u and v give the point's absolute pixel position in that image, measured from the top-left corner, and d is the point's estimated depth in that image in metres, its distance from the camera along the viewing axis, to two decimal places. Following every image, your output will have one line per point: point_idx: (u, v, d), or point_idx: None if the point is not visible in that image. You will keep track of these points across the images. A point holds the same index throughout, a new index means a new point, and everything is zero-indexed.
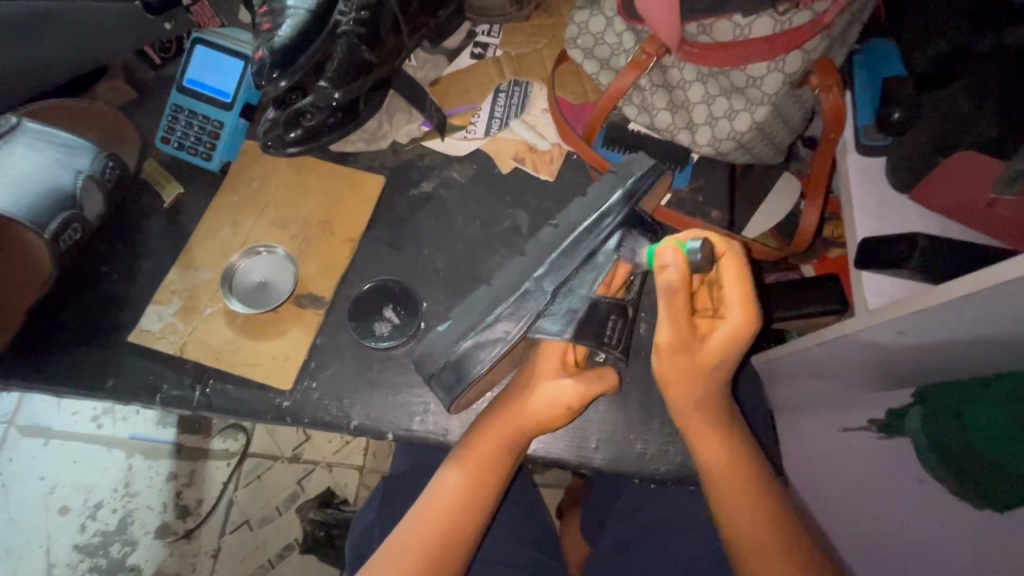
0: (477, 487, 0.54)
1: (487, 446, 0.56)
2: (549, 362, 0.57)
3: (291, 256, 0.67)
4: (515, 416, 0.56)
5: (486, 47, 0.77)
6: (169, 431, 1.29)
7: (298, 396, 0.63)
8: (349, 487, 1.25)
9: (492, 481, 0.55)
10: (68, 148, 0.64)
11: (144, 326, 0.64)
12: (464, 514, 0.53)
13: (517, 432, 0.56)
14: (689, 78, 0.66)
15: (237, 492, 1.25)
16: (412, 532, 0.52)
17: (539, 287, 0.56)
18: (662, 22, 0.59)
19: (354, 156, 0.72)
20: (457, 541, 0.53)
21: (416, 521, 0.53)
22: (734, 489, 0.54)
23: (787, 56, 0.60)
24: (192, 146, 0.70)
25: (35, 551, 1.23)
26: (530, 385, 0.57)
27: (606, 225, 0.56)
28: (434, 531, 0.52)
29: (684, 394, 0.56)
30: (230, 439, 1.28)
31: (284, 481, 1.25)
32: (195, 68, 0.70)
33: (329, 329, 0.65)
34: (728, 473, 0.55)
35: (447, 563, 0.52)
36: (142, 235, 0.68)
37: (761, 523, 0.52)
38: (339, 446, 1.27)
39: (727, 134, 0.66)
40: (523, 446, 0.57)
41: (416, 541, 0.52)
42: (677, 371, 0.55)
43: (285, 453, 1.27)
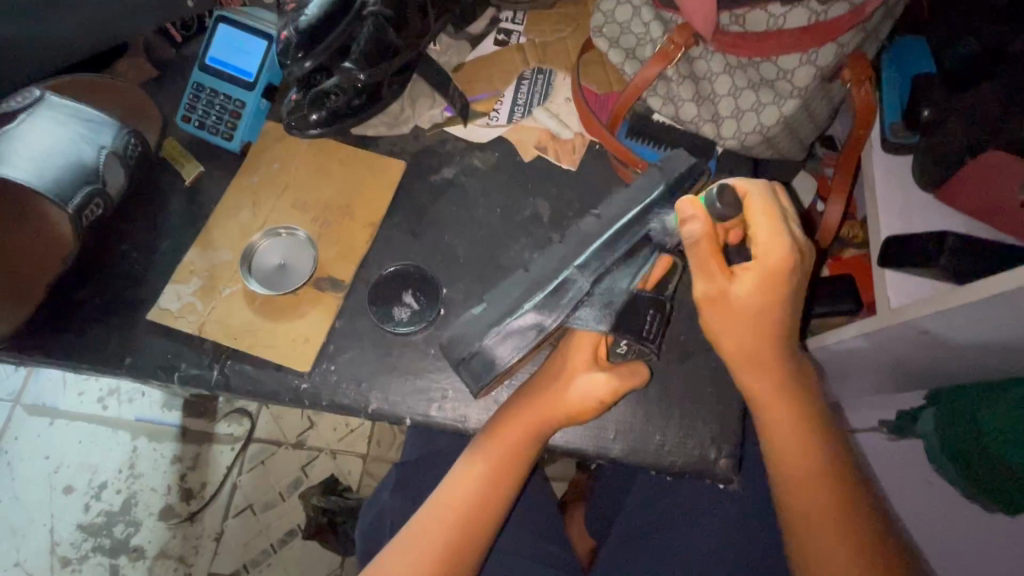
0: (501, 476, 0.54)
1: (512, 436, 0.55)
2: (581, 355, 0.56)
3: (312, 239, 0.67)
4: (544, 407, 0.55)
5: (510, 34, 0.76)
6: (174, 413, 1.29)
7: (317, 379, 0.63)
8: (353, 473, 1.25)
9: (515, 469, 0.55)
10: (93, 124, 0.63)
11: (162, 304, 0.64)
12: (485, 501, 0.54)
13: (545, 422, 0.55)
14: (716, 69, 0.65)
15: (242, 476, 1.25)
16: (434, 515, 0.53)
17: (580, 276, 0.54)
18: (697, 14, 0.58)
19: (376, 140, 0.72)
20: (477, 527, 0.53)
21: (437, 506, 0.53)
22: (811, 477, 0.52)
23: (821, 49, 0.60)
24: (213, 125, 0.69)
25: (39, 529, 1.24)
26: (561, 377, 0.56)
27: (652, 220, 0.55)
28: (456, 516, 0.53)
29: (741, 346, 0.52)
30: (236, 424, 1.28)
31: (289, 466, 1.26)
32: (216, 47, 0.69)
33: (347, 313, 0.65)
34: (796, 454, 0.52)
35: (468, 546, 0.52)
36: (162, 214, 0.68)
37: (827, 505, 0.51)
38: (344, 433, 1.27)
39: (754, 127, 0.66)
40: (550, 435, 0.57)
41: (439, 523, 0.52)
42: (720, 318, 0.52)
43: (290, 439, 1.27)
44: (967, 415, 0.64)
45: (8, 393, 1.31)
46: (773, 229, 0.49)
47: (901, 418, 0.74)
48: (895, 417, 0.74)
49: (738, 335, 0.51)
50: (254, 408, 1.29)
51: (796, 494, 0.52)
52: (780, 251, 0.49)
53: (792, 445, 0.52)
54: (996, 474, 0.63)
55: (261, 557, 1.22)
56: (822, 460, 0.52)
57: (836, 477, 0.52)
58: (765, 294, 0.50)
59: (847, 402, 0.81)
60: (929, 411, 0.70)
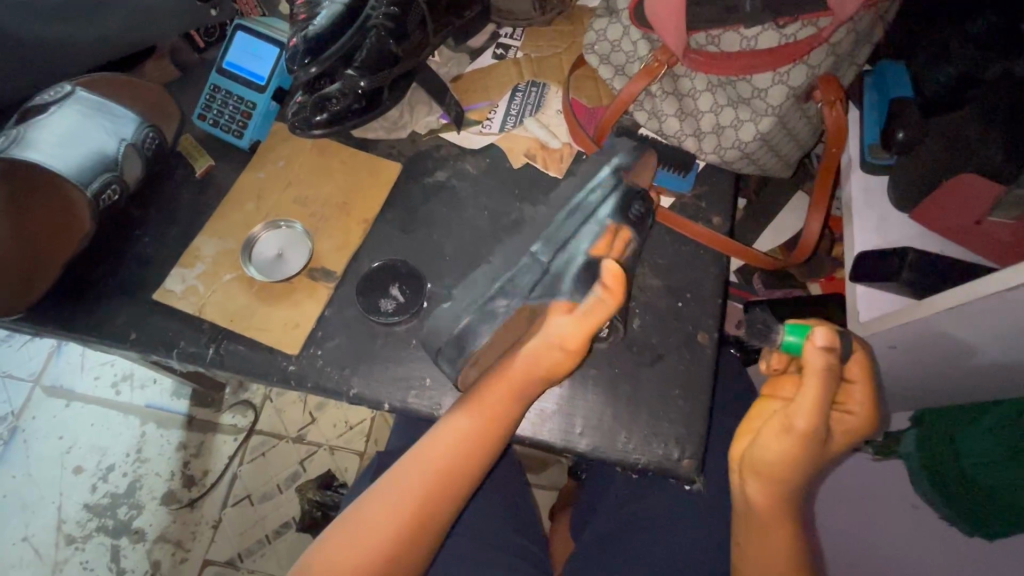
0: (473, 436, 0.58)
1: (489, 400, 0.58)
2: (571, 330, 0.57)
3: (308, 232, 0.71)
4: (521, 375, 0.59)
5: (508, 49, 0.81)
6: (182, 402, 1.35)
7: (304, 362, 0.66)
8: (348, 470, 1.29)
9: (496, 428, 0.58)
10: (116, 117, 0.68)
11: (167, 285, 0.68)
12: (465, 457, 0.57)
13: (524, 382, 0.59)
14: (699, 87, 0.69)
15: (241, 466, 1.31)
16: (414, 467, 0.57)
17: (534, 258, 0.60)
18: (669, 32, 0.61)
19: (375, 143, 0.77)
20: (455, 483, 0.57)
21: (421, 455, 0.57)
22: (768, 529, 0.55)
23: (791, 69, 0.63)
24: (226, 123, 0.74)
25: (48, 506, 1.30)
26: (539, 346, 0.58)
27: (597, 193, 0.63)
28: (435, 465, 0.57)
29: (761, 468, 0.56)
30: (240, 416, 1.34)
31: (288, 460, 1.30)
32: (234, 53, 0.75)
33: (337, 302, 0.68)
34: (774, 524, 0.56)
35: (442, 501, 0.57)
36: (173, 202, 0.73)
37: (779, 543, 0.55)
38: (343, 430, 1.32)
39: (732, 142, 0.69)
40: (530, 398, 0.60)
41: (418, 468, 0.57)
42: (757, 453, 0.56)
43: (291, 433, 1.32)
44: (944, 437, 0.68)
45: (30, 373, 1.39)
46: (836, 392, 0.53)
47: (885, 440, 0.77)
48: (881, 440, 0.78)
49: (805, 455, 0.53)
50: (258, 399, 1.35)
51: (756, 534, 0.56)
52: (808, 413, 0.52)
53: (768, 505, 0.56)
54: (972, 497, 0.66)
55: (255, 547, 1.25)
56: (780, 508, 0.55)
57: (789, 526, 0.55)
58: (782, 436, 0.54)
59: None
60: (909, 433, 0.74)
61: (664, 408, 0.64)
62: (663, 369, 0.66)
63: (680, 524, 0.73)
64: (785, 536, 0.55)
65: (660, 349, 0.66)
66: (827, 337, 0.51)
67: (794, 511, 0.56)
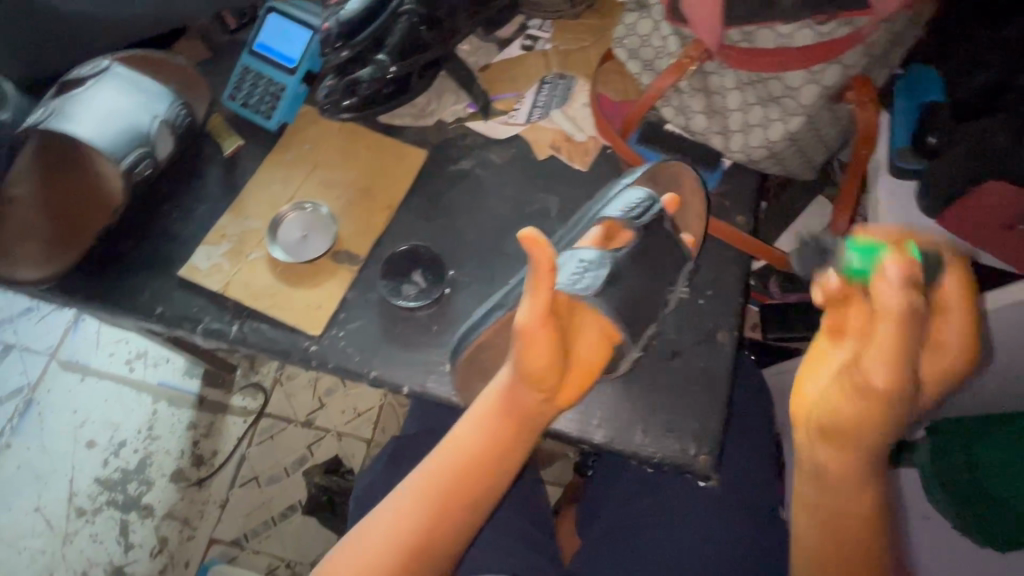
0: (483, 463, 0.52)
1: (490, 429, 0.53)
2: (549, 361, 0.49)
3: (334, 214, 0.72)
4: (519, 395, 0.52)
5: (536, 40, 0.81)
6: (195, 382, 1.37)
7: (326, 343, 0.67)
8: (354, 457, 1.30)
9: (506, 453, 0.53)
10: (149, 94, 0.68)
11: (193, 262, 0.69)
12: (476, 482, 0.52)
13: (530, 411, 0.52)
14: (728, 85, 0.69)
15: (250, 447, 1.32)
16: (411, 498, 0.51)
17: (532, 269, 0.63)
18: (706, 24, 0.61)
19: (401, 129, 0.77)
20: (455, 514, 0.51)
21: (423, 479, 0.52)
22: (832, 519, 0.47)
23: (826, 68, 0.62)
24: (255, 104, 0.75)
25: (61, 478, 1.32)
26: (526, 376, 0.50)
27: (594, 205, 0.66)
28: (443, 491, 0.51)
29: (833, 444, 0.45)
30: (250, 398, 1.36)
31: (295, 444, 1.32)
32: (265, 33, 0.75)
33: (360, 285, 0.69)
34: (847, 512, 0.46)
35: (442, 534, 0.51)
36: (202, 181, 0.74)
37: (849, 539, 0.46)
38: (350, 417, 1.33)
39: (759, 142, 0.69)
40: (541, 421, 0.54)
41: (424, 492, 0.51)
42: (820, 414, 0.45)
43: (299, 417, 1.33)
44: (961, 447, 0.67)
45: (46, 347, 1.42)
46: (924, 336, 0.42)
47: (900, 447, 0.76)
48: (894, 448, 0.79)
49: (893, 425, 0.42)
50: (268, 383, 1.36)
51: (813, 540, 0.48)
52: (892, 367, 0.40)
53: (836, 488, 0.46)
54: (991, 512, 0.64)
55: (261, 528, 1.27)
56: (854, 491, 0.45)
57: (865, 513, 0.45)
58: (861, 404, 0.42)
59: None
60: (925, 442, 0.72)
61: (682, 404, 0.65)
62: (681, 365, 0.66)
63: (690, 520, 0.73)
64: (861, 543, 0.46)
65: (678, 344, 0.67)
66: (903, 270, 0.39)
67: (871, 488, 0.45)
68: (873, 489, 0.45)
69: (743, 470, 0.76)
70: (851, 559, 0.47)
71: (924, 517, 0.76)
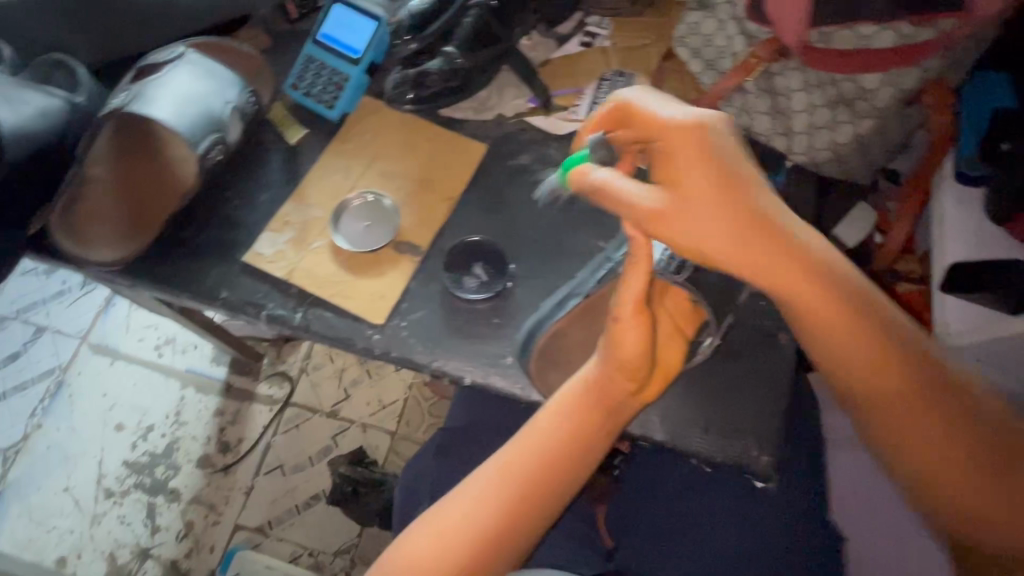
0: (568, 446, 0.58)
1: (576, 414, 0.58)
2: (639, 351, 0.53)
3: (397, 205, 0.72)
4: (609, 385, 0.57)
5: (595, 37, 0.81)
6: (221, 369, 1.39)
7: (388, 332, 0.67)
8: (379, 449, 1.31)
9: (591, 436, 0.58)
10: (221, 81, 0.69)
11: (258, 248, 0.70)
12: (562, 462, 0.58)
13: (615, 398, 0.57)
14: (795, 86, 0.69)
15: (275, 436, 1.33)
16: (500, 473, 0.58)
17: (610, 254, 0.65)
18: (790, 23, 0.59)
19: (461, 122, 0.77)
20: (533, 502, 0.57)
21: (513, 457, 0.58)
22: (879, 395, 0.51)
23: (903, 72, 0.62)
24: (318, 94, 0.75)
25: (89, 460, 1.33)
26: (617, 363, 0.55)
27: None
28: (531, 468, 0.57)
29: (814, 320, 0.50)
30: (276, 387, 1.37)
31: (320, 434, 1.33)
32: (329, 24, 0.75)
33: (422, 276, 0.69)
34: (868, 370, 0.50)
35: (520, 519, 0.57)
36: (263, 168, 0.74)
37: (892, 385, 0.50)
38: (376, 409, 1.34)
39: (825, 144, 0.69)
40: (625, 408, 0.58)
41: (513, 469, 0.58)
42: (789, 308, 0.50)
43: (325, 408, 1.35)
44: None
45: (77, 331, 1.44)
46: (785, 235, 0.48)
47: None
48: None
49: (802, 309, 0.49)
50: (294, 373, 1.38)
51: (878, 415, 0.52)
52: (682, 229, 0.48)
53: (851, 354, 0.50)
54: None
55: (286, 516, 1.28)
56: (863, 343, 0.50)
57: (888, 360, 0.50)
58: (773, 272, 0.48)
59: None
60: None
61: (743, 405, 0.64)
62: (742, 366, 0.66)
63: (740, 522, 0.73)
64: (912, 387, 0.50)
65: (740, 345, 0.67)
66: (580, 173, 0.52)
67: (868, 326, 0.49)
68: (868, 327, 0.49)
69: (795, 475, 0.75)
70: (919, 409, 0.51)
71: None
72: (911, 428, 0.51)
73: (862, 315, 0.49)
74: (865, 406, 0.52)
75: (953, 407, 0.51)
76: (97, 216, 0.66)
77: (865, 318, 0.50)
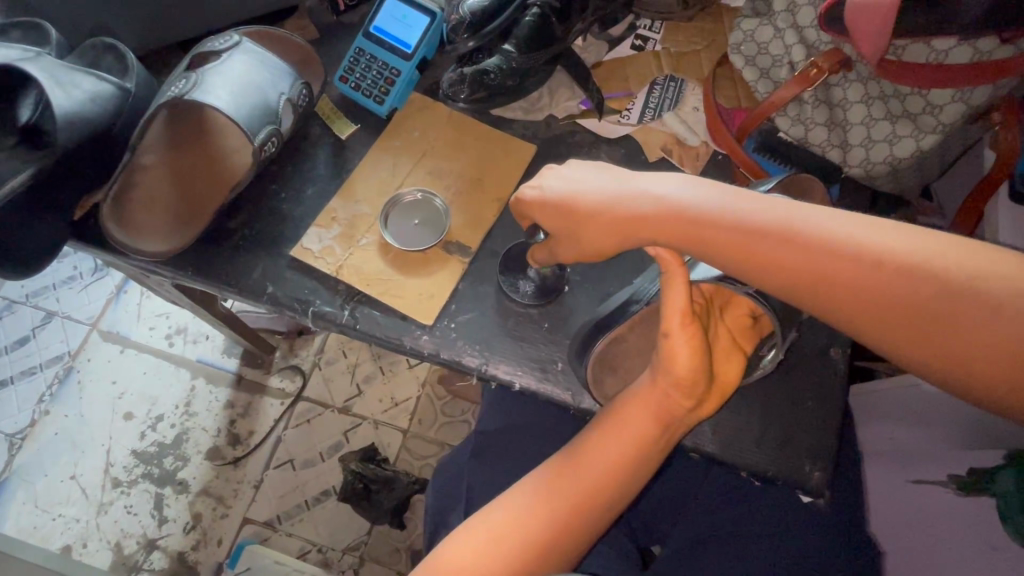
0: (620, 460, 0.57)
1: (628, 431, 0.56)
2: (692, 362, 0.53)
3: (447, 205, 0.71)
4: (665, 404, 0.56)
5: (646, 40, 0.80)
6: (233, 361, 1.37)
7: (437, 334, 0.66)
8: (391, 446, 1.30)
9: (642, 453, 0.57)
10: (275, 71, 0.67)
11: (305, 244, 0.68)
12: (612, 476, 0.56)
13: (668, 417, 0.56)
14: (853, 98, 0.68)
15: (287, 430, 1.32)
16: (547, 487, 0.56)
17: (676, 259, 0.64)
18: (869, 36, 0.57)
19: (511, 122, 0.76)
20: (584, 516, 0.55)
21: (561, 471, 0.57)
22: (923, 336, 0.48)
23: (976, 88, 0.61)
24: (368, 88, 0.74)
25: (97, 449, 1.31)
26: (673, 378, 0.54)
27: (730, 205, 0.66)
28: (581, 484, 0.56)
29: (812, 292, 0.50)
30: (288, 380, 1.35)
31: (333, 429, 1.32)
32: (383, 17, 0.74)
33: (471, 277, 0.68)
34: (890, 311, 0.48)
35: (570, 530, 0.55)
36: (311, 161, 0.73)
37: (921, 311, 0.47)
38: (389, 406, 1.33)
39: (883, 157, 0.68)
40: (678, 424, 0.58)
41: (563, 483, 0.56)
42: (780, 288, 0.52)
43: (337, 403, 1.33)
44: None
45: (87, 317, 1.41)
46: (716, 216, 0.52)
47: (974, 476, 0.78)
48: (966, 473, 0.79)
49: (766, 276, 0.51)
50: (308, 367, 1.36)
51: (937, 360, 0.48)
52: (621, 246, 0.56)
53: (862, 304, 0.49)
54: None
55: (296, 511, 1.26)
56: (862, 285, 0.48)
57: (900, 291, 0.47)
58: (738, 262, 0.52)
59: (919, 455, 0.87)
60: (1005, 473, 0.74)
61: (795, 420, 0.64)
62: (796, 379, 0.65)
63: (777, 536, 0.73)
64: (934, 302, 0.47)
65: (794, 358, 0.66)
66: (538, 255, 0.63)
67: (852, 263, 0.49)
68: (853, 263, 0.49)
69: (836, 490, 0.74)
70: (966, 324, 0.46)
71: (992, 548, 0.74)
72: (971, 349, 0.46)
73: (851, 261, 0.49)
74: (903, 349, 0.49)
75: (995, 299, 0.45)
76: (147, 204, 0.67)
77: (842, 258, 0.49)
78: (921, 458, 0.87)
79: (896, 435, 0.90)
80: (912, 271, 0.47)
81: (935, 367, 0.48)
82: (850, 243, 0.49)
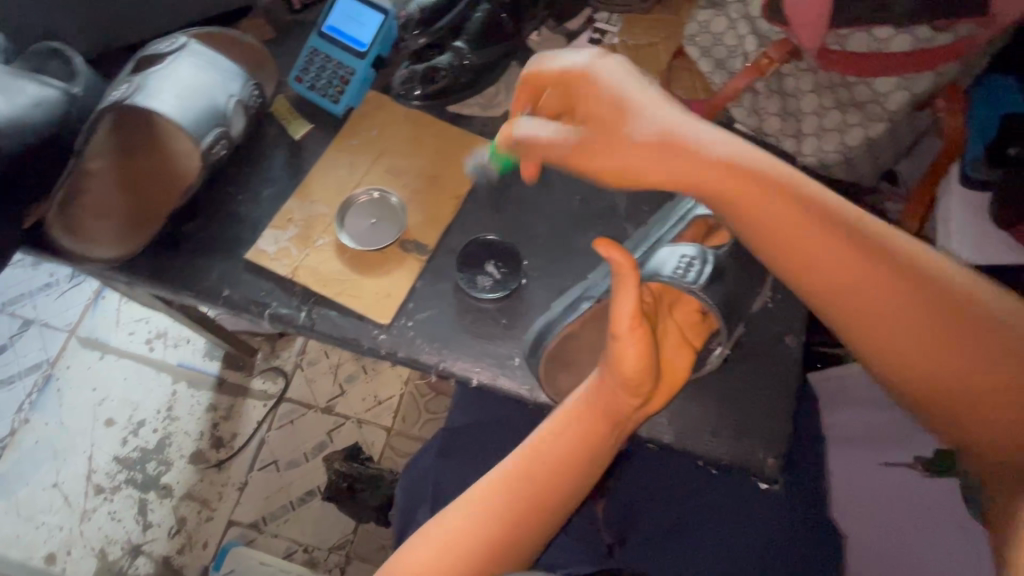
0: (572, 456, 0.57)
1: (579, 426, 0.58)
2: (639, 363, 0.53)
3: (403, 202, 0.70)
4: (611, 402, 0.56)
5: (604, 34, 0.79)
6: (214, 363, 1.36)
7: (395, 333, 0.66)
8: (374, 445, 1.30)
9: (592, 448, 0.58)
10: (225, 72, 0.67)
11: (261, 246, 0.68)
12: (565, 470, 0.57)
13: (616, 414, 0.57)
14: (805, 88, 0.68)
15: (269, 432, 1.32)
16: (502, 483, 0.56)
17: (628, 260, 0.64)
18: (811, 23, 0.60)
19: (469, 119, 0.76)
20: (541, 509, 0.56)
21: (516, 467, 0.57)
22: (887, 322, 0.48)
23: (918, 76, 0.62)
24: (323, 88, 0.73)
25: (78, 455, 1.30)
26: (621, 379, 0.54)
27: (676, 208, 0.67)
28: (535, 479, 0.56)
29: (804, 256, 0.49)
30: (271, 382, 1.35)
31: (316, 429, 1.32)
32: (336, 16, 0.74)
33: (429, 275, 0.68)
34: (865, 292, 0.48)
35: (525, 526, 0.55)
36: (268, 163, 0.73)
37: (891, 297, 0.48)
38: (371, 405, 1.33)
39: (835, 146, 0.68)
40: (627, 420, 0.58)
41: (517, 479, 0.56)
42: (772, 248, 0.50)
43: (319, 403, 1.33)
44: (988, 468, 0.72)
45: (65, 324, 1.40)
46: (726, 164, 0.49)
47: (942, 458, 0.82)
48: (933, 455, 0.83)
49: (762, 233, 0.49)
50: (288, 367, 1.36)
51: (893, 352, 0.48)
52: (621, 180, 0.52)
53: (845, 279, 0.48)
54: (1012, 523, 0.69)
55: (279, 512, 1.26)
56: (848, 259, 0.48)
57: (880, 271, 0.48)
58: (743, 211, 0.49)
59: (883, 437, 0.88)
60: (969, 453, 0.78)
61: (750, 409, 0.65)
62: (750, 371, 0.66)
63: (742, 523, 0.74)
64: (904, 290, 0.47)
65: (746, 349, 0.66)
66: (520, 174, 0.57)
67: (843, 236, 0.48)
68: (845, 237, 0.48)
69: (800, 477, 0.75)
70: (926, 316, 0.47)
71: (962, 526, 0.78)
72: (926, 342, 0.47)
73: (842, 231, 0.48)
74: (866, 334, 0.49)
75: (948, 297, 0.47)
76: (96, 209, 0.65)
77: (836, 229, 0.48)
78: (885, 442, 0.88)
79: (864, 421, 0.91)
80: (888, 255, 0.48)
81: (881, 358, 0.50)
82: (842, 217, 0.49)
